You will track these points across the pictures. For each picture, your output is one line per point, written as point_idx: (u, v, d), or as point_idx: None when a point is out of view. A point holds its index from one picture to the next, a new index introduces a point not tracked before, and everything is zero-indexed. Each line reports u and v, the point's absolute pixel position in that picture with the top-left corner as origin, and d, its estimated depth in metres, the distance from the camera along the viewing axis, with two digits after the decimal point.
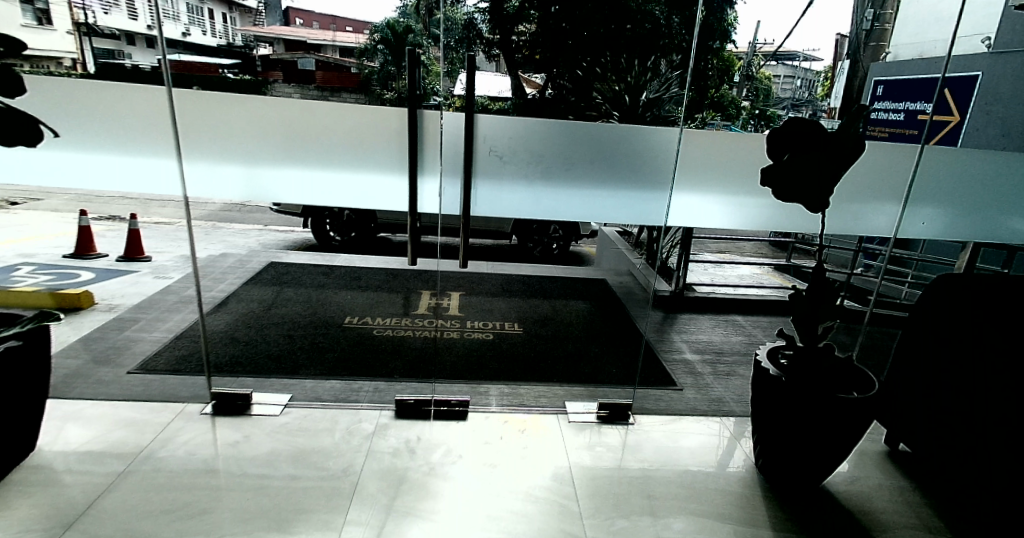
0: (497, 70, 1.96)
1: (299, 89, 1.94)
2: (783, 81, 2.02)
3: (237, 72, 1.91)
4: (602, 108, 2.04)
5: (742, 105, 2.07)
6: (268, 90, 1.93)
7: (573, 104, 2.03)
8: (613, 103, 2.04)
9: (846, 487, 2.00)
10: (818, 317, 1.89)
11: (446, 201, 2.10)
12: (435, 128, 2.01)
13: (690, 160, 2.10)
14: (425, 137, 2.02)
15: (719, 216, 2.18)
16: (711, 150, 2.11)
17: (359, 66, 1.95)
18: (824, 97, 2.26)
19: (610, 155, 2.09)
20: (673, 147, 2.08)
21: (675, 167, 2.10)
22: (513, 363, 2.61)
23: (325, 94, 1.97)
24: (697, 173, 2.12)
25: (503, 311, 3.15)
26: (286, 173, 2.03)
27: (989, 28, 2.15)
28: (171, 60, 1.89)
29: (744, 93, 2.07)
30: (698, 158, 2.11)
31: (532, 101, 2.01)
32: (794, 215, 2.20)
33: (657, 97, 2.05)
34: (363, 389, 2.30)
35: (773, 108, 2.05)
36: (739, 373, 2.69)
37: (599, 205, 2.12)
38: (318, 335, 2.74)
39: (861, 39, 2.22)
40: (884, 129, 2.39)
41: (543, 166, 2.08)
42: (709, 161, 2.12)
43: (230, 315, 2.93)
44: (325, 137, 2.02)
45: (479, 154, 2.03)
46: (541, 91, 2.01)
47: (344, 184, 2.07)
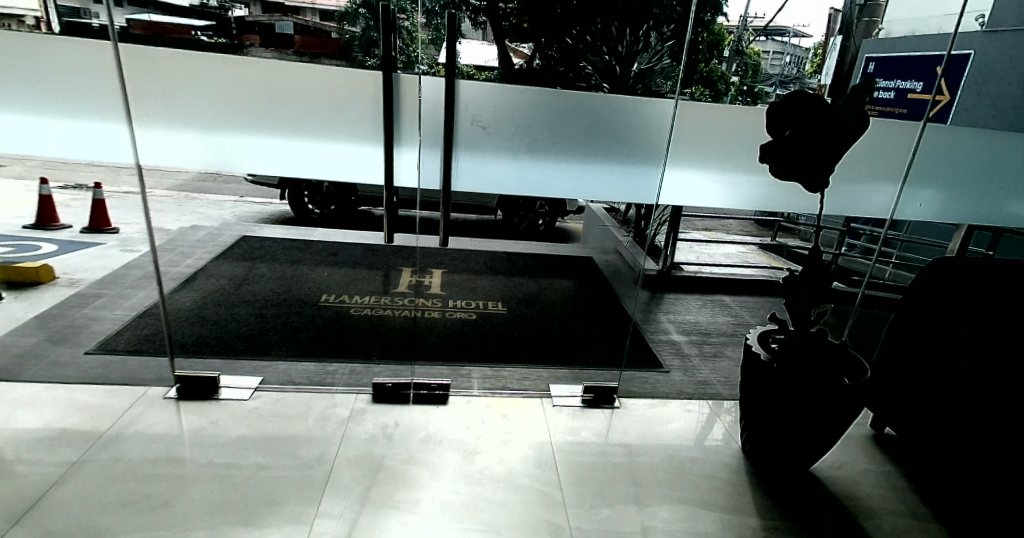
0: (484, 39, 1.85)
1: (277, 53, 1.79)
2: (770, 56, 1.97)
3: (212, 35, 1.77)
4: (591, 79, 1.91)
5: (731, 81, 1.96)
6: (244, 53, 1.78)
7: (561, 74, 1.89)
8: (603, 73, 1.91)
9: (832, 472, 1.97)
10: (813, 301, 1.82)
11: (426, 175, 1.96)
12: (413, 95, 1.86)
13: (685, 134, 1.99)
14: (402, 105, 1.87)
15: (712, 194, 2.08)
16: (708, 123, 2.00)
17: (339, 31, 1.81)
18: (812, 74, 2.12)
19: (601, 128, 1.96)
20: (667, 120, 1.97)
21: (669, 141, 1.99)
22: (496, 344, 2.52)
23: (303, 59, 1.81)
24: (692, 147, 2.01)
25: (487, 290, 3.05)
26: (251, 142, 1.87)
27: (984, 4, 2.01)
28: (140, 21, 1.73)
29: (733, 68, 1.96)
30: (694, 132, 2.00)
31: (518, 70, 1.87)
32: (789, 195, 2.12)
33: (648, 69, 1.94)
34: (338, 372, 2.19)
35: (762, 85, 1.97)
36: (726, 355, 2.65)
37: (587, 181, 2.01)
38: (292, 314, 2.61)
39: (855, 15, 2.04)
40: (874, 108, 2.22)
41: (528, 138, 1.95)
42: (705, 135, 2.00)
43: (199, 292, 2.78)
44: (292, 102, 1.86)
45: (461, 125, 1.90)
46: (528, 61, 1.87)
47: (314, 154, 1.93)
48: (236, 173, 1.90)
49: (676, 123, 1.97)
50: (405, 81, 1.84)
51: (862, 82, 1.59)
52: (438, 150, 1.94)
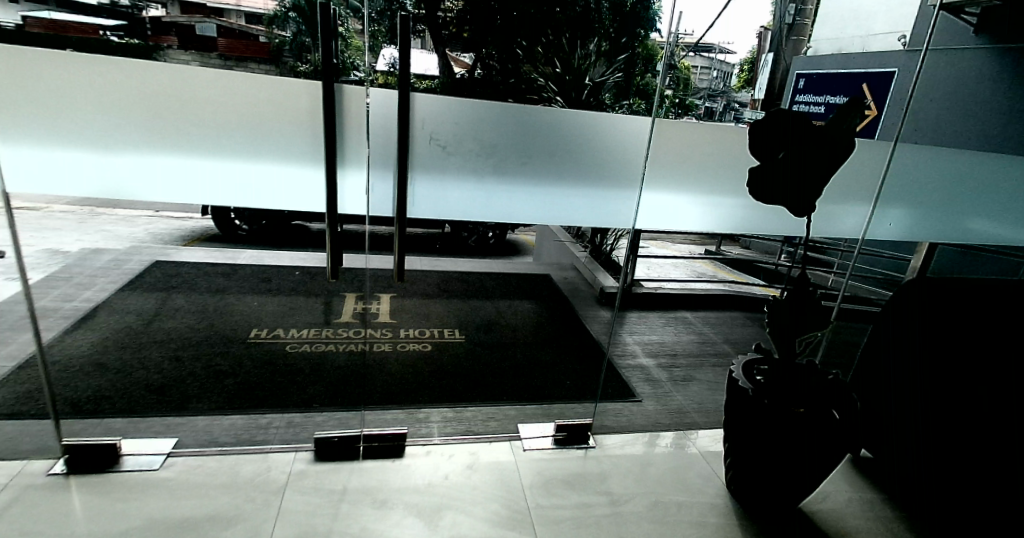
0: (423, 46, 1.59)
1: (199, 55, 1.49)
2: (699, 71, 1.83)
3: (123, 35, 1.44)
4: (545, 91, 1.72)
5: (665, 94, 1.80)
6: (160, 56, 1.48)
7: (513, 86, 1.70)
8: (557, 86, 1.72)
9: (821, 506, 1.87)
10: (800, 329, 1.72)
11: (377, 200, 1.70)
12: (359, 107, 1.60)
13: (660, 150, 1.85)
14: (345, 120, 1.60)
15: (686, 216, 1.95)
16: (683, 136, 1.86)
17: (269, 35, 1.52)
18: (739, 91, 1.91)
19: (571, 145, 1.79)
20: (640, 137, 1.82)
21: (643, 160, 1.85)
22: (456, 381, 2.28)
23: (229, 65, 1.53)
24: (666, 165, 1.87)
25: (443, 317, 2.79)
26: (161, 164, 1.56)
27: (905, 25, 1.95)
28: (40, 18, 1.38)
29: (665, 81, 1.80)
30: (668, 148, 1.86)
31: (464, 81, 1.66)
32: (763, 215, 2.03)
33: (599, 82, 1.75)
34: (272, 426, 1.88)
35: (692, 98, 1.83)
36: (697, 378, 2.53)
37: (557, 204, 1.83)
38: (214, 357, 2.25)
39: (783, 35, 1.92)
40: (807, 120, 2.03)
41: (492, 157, 1.74)
42: (679, 151, 1.87)
43: (100, 333, 2.35)
44: (208, 115, 1.56)
45: (416, 142, 1.66)
46: (469, 71, 1.66)
47: (236, 176, 1.62)
48: (142, 200, 1.56)
49: (649, 139, 1.83)
50: (349, 92, 1.58)
51: (850, 102, 1.51)
52: (390, 171, 1.68)
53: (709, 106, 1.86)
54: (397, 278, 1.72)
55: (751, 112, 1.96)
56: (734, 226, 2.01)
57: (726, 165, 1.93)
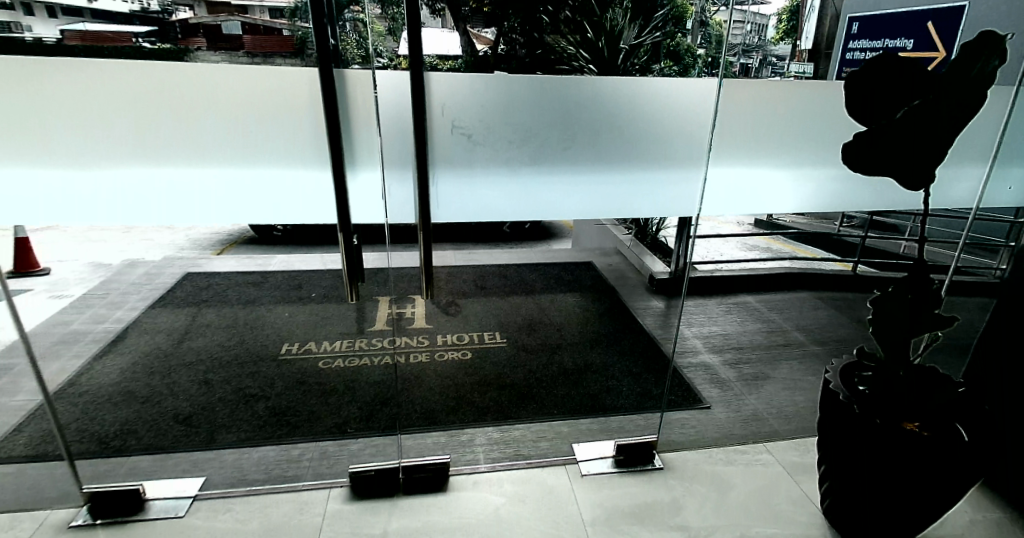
0: (445, 26, 1.34)
1: (228, 54, 1.30)
2: (732, 26, 1.47)
3: (155, 42, 1.26)
4: (574, 59, 1.43)
5: (696, 52, 1.48)
6: (191, 60, 1.30)
7: (537, 59, 1.42)
8: (591, 54, 1.44)
9: (941, 532, 1.58)
10: (916, 331, 1.42)
11: (395, 204, 1.48)
12: (367, 99, 1.37)
13: (731, 121, 1.56)
14: (350, 111, 1.37)
15: (760, 198, 1.65)
16: (757, 100, 1.56)
17: (292, 28, 1.32)
18: (777, 43, 1.50)
19: (620, 122, 1.50)
20: (704, 107, 1.53)
21: (710, 133, 1.55)
22: (501, 392, 2.09)
23: (258, 62, 1.34)
24: (736, 138, 1.58)
25: (484, 317, 2.53)
26: (154, 178, 1.36)
27: None
28: (76, 30, 1.20)
29: (695, 39, 1.46)
30: (738, 118, 1.56)
31: (488, 60, 1.40)
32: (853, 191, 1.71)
33: (637, 44, 1.44)
34: (305, 459, 1.73)
35: (728, 56, 1.49)
36: (771, 377, 2.28)
37: (606, 195, 1.56)
38: (245, 377, 2.12)
39: None
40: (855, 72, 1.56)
41: (528, 144, 1.48)
42: (753, 121, 1.57)
43: (129, 357, 2.25)
44: (207, 123, 1.36)
45: (436, 132, 1.43)
46: (492, 48, 1.39)
47: (244, 191, 1.43)
48: (138, 222, 1.38)
49: (714, 108, 1.53)
50: (354, 78, 1.35)
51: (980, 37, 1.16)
52: (409, 171, 1.45)
53: (745, 63, 1.50)
54: (425, 292, 1.49)
55: (798, 65, 1.53)
56: (819, 206, 1.69)
57: (810, 131, 1.61)
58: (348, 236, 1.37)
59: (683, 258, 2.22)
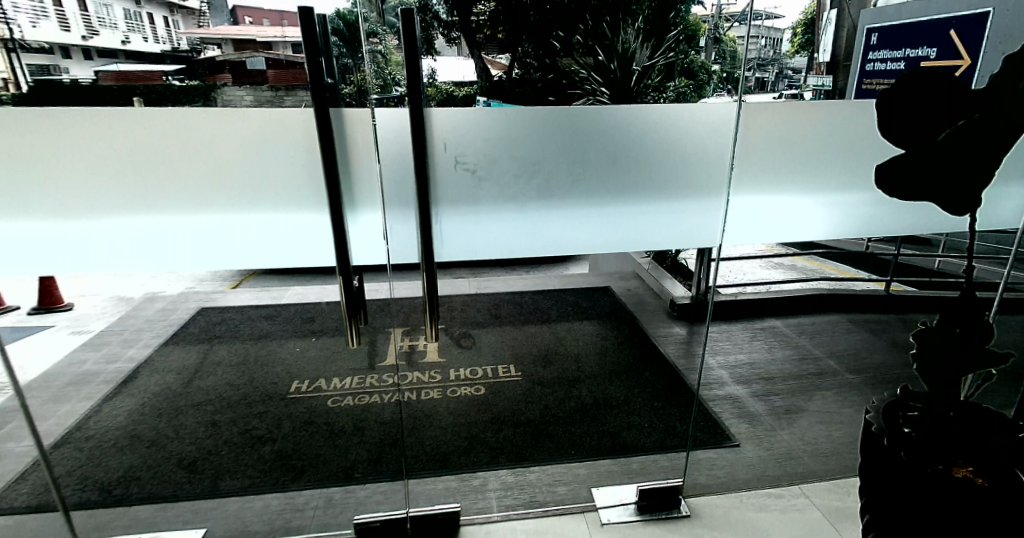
0: (461, 54, 1.29)
1: (253, 89, 1.29)
2: (744, 42, 1.40)
3: (185, 78, 1.24)
4: (587, 81, 1.36)
5: (710, 68, 1.39)
6: (218, 96, 1.28)
7: (551, 82, 1.36)
8: (602, 75, 1.36)
9: None
10: (966, 369, 1.30)
11: (398, 244, 1.43)
12: (366, 135, 1.33)
13: (751, 146, 1.47)
14: (347, 151, 1.33)
15: (785, 226, 1.55)
16: (779, 121, 1.46)
17: None
18: (793, 58, 1.45)
19: (630, 153, 1.43)
20: (721, 132, 1.44)
21: (731, 161, 1.47)
22: (516, 431, 2.01)
23: (280, 96, 1.32)
24: (759, 161, 1.48)
25: (500, 348, 2.29)
26: (152, 229, 1.36)
27: None
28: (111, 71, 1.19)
29: (710, 55, 1.38)
30: (759, 142, 1.47)
31: (502, 84, 1.33)
32: (888, 214, 1.59)
33: (650, 64, 1.36)
34: (308, 507, 1.81)
35: (741, 70, 1.41)
36: (804, 411, 2.15)
37: (619, 227, 1.48)
38: (252, 418, 2.05)
39: None
40: (879, 82, 1.53)
41: (536, 178, 1.42)
42: (776, 144, 1.48)
43: None
44: (201, 166, 1.34)
45: (438, 169, 1.37)
46: (507, 74, 1.33)
47: (240, 232, 1.40)
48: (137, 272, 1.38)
49: (733, 133, 1.45)
50: (351, 116, 1.31)
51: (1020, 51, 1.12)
52: (411, 210, 1.41)
53: (760, 77, 1.43)
54: (431, 339, 1.45)
55: (816, 78, 1.45)
56: (848, 231, 1.59)
57: (838, 151, 1.51)
58: (348, 279, 1.30)
59: (704, 280, 2.04)
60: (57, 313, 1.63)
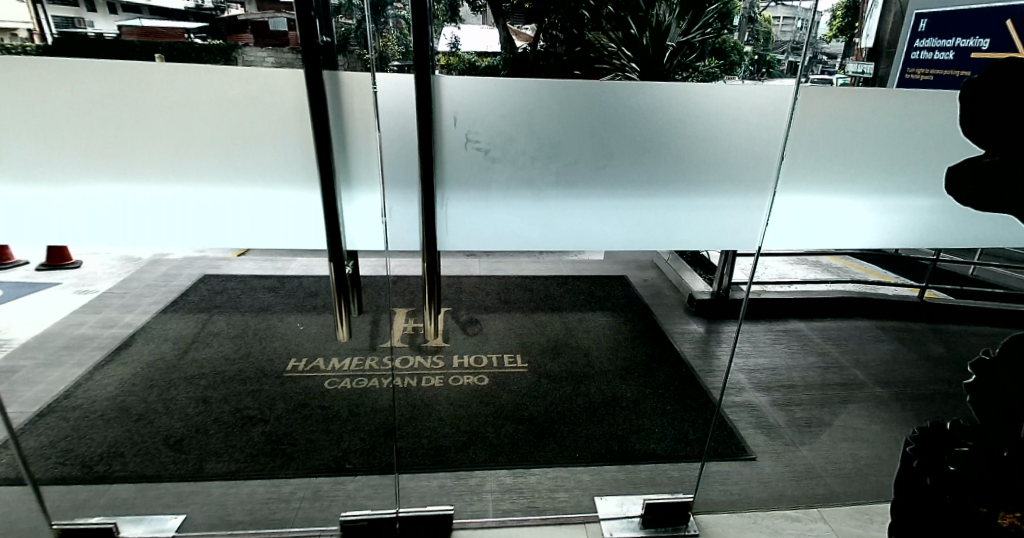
0: (485, 23, 1.16)
1: (276, 50, 1.18)
2: (783, 23, 1.18)
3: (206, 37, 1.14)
4: (616, 56, 1.20)
5: (744, 49, 1.20)
6: (238, 57, 1.18)
7: (576, 56, 1.19)
8: (636, 51, 1.20)
9: None
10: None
11: (397, 230, 1.29)
12: (366, 106, 1.19)
13: (804, 137, 1.29)
14: (344, 123, 1.20)
15: (834, 232, 1.37)
16: (837, 110, 1.28)
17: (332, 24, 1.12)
18: (829, 42, 1.22)
19: (662, 139, 1.27)
20: (766, 120, 1.28)
21: (780, 153, 1.30)
22: (519, 429, 1.90)
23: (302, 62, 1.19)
24: (809, 155, 1.30)
25: (502, 337, 2.28)
26: (131, 200, 1.23)
27: None
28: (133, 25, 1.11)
29: (742, 34, 1.19)
30: (812, 135, 1.29)
31: (526, 58, 1.18)
32: (953, 222, 1.40)
33: (688, 39, 1.19)
34: (296, 498, 1.66)
35: (774, 52, 1.20)
36: (828, 424, 2.01)
37: (643, 222, 1.33)
38: (244, 397, 1.96)
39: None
40: (924, 73, 1.28)
41: (555, 163, 1.27)
42: (834, 137, 1.29)
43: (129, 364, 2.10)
44: (185, 133, 1.21)
45: (446, 147, 1.22)
46: (532, 45, 1.18)
47: (228, 209, 1.28)
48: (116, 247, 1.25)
49: (783, 121, 1.27)
50: (350, 81, 1.17)
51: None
52: (414, 193, 1.27)
53: (792, 62, 1.21)
54: (431, 336, 1.30)
55: (854, 66, 1.24)
56: (910, 238, 1.39)
57: (906, 148, 1.31)
58: (338, 264, 1.17)
59: (727, 274, 2.05)
60: (64, 271, 1.67)
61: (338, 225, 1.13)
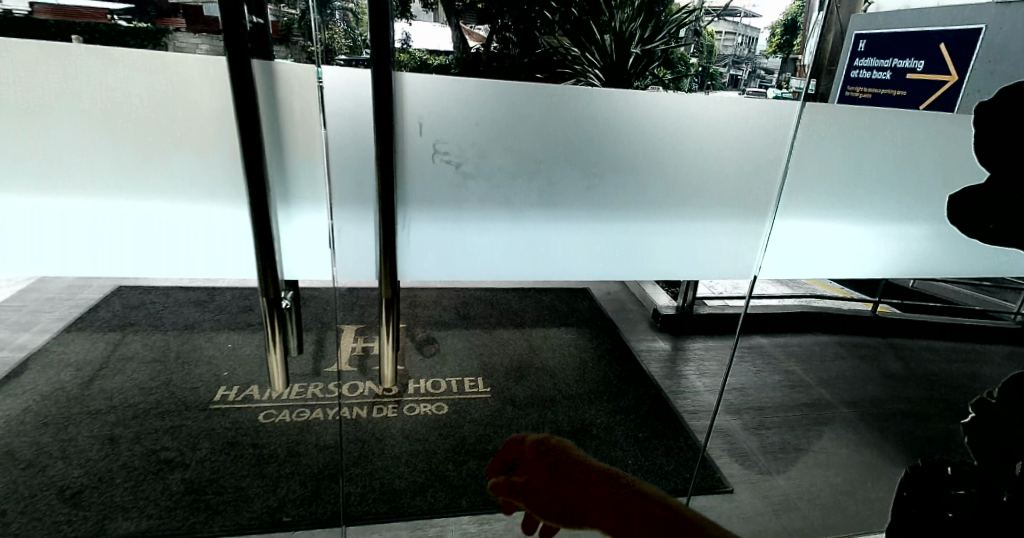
0: (437, 21, 0.99)
1: (212, 38, 1.03)
2: (726, 37, 1.11)
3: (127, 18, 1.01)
4: (578, 60, 1.10)
5: (690, 61, 1.12)
6: (168, 43, 1.04)
7: (539, 56, 1.08)
8: (602, 57, 1.10)
9: None
10: None
11: (345, 254, 1.10)
12: (308, 107, 1.01)
13: (787, 160, 1.25)
14: (288, 126, 1.02)
15: (806, 259, 1.36)
16: (816, 130, 1.25)
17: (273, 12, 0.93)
18: (768, 57, 1.17)
19: (647, 157, 1.20)
20: (752, 138, 1.22)
21: (767, 176, 1.26)
22: (488, 466, 1.76)
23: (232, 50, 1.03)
24: (788, 178, 1.27)
25: (467, 361, 2.02)
26: (68, 216, 1.09)
27: None
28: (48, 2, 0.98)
29: (688, 45, 1.10)
30: (790, 156, 1.25)
31: (478, 59, 1.05)
32: (928, 251, 1.40)
33: (651, 48, 1.08)
34: None
35: (717, 65, 1.13)
36: (797, 449, 1.99)
37: (621, 248, 1.27)
38: (159, 438, 1.67)
39: None
40: (862, 91, 1.26)
41: (533, 179, 1.17)
42: (812, 159, 1.26)
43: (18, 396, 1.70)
44: (94, 141, 1.05)
45: (411, 157, 1.07)
46: (483, 46, 1.04)
47: (153, 229, 1.14)
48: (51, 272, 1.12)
49: (768, 139, 1.23)
50: (288, 74, 0.97)
51: None
52: (368, 214, 1.10)
53: (734, 75, 1.15)
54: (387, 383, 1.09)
55: (800, 81, 1.19)
56: (878, 264, 1.40)
57: (883, 177, 1.30)
58: (274, 299, 0.94)
59: (690, 293, 1.94)
60: None
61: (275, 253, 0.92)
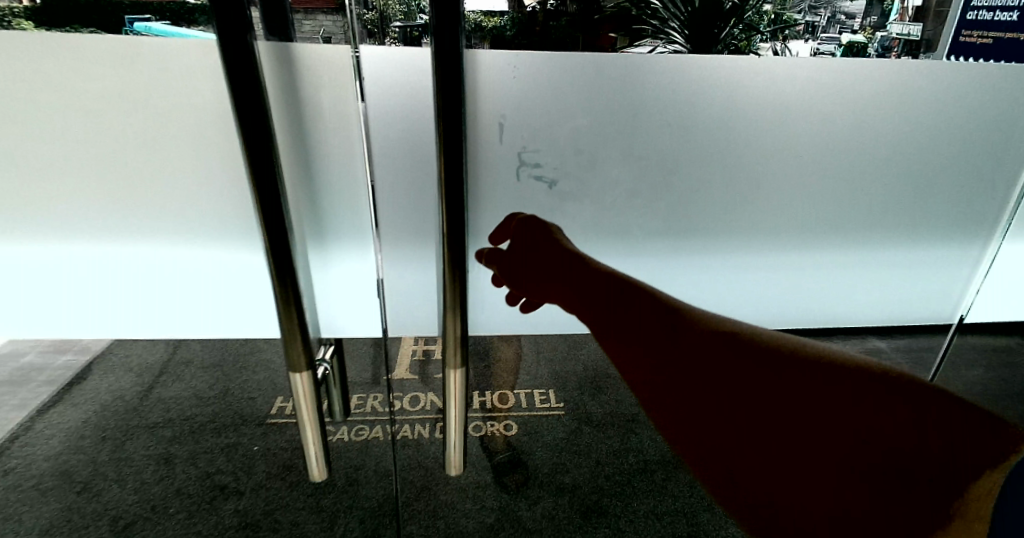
0: None
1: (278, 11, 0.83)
2: None
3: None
4: (657, 13, 0.88)
5: (762, 7, 0.86)
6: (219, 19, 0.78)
7: (611, 14, 0.87)
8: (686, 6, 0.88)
9: None
10: None
11: (404, 302, 1.09)
12: (338, 105, 0.90)
13: (915, 160, 1.05)
14: (319, 134, 0.91)
15: (918, 292, 1.20)
16: (977, 130, 1.04)
17: None
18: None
19: (776, 169, 1.01)
20: (899, 142, 1.02)
21: (899, 178, 1.05)
22: (565, 504, 1.55)
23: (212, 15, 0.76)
24: (922, 187, 1.07)
25: (538, 370, 1.62)
26: (121, 273, 1.03)
27: None
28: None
29: None
30: (928, 160, 1.05)
31: (536, 19, 0.86)
32: None
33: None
34: None
35: (791, 10, 0.86)
36: None
37: (728, 273, 1.09)
38: (213, 463, 1.52)
39: None
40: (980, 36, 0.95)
41: (634, 193, 1.02)
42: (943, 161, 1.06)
43: (70, 416, 1.55)
44: (134, 184, 0.96)
45: (492, 168, 0.98)
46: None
47: (206, 277, 1.07)
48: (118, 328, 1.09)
49: (915, 143, 1.04)
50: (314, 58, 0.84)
51: None
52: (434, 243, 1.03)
53: (809, 23, 0.87)
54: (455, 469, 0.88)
55: (899, 27, 0.90)
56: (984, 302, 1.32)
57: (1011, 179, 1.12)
58: (311, 372, 0.73)
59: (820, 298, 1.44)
60: None
61: (300, 286, 0.69)
